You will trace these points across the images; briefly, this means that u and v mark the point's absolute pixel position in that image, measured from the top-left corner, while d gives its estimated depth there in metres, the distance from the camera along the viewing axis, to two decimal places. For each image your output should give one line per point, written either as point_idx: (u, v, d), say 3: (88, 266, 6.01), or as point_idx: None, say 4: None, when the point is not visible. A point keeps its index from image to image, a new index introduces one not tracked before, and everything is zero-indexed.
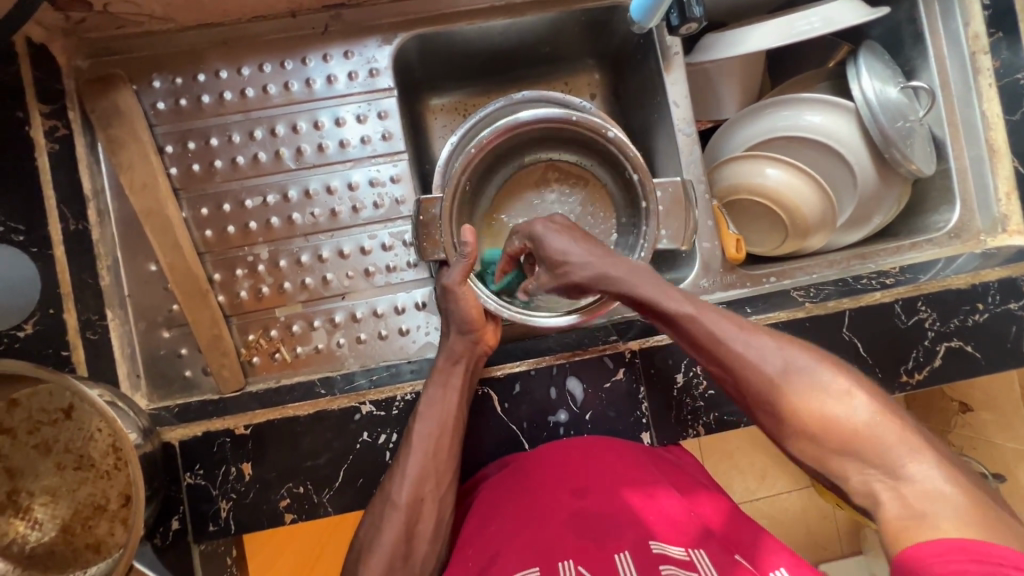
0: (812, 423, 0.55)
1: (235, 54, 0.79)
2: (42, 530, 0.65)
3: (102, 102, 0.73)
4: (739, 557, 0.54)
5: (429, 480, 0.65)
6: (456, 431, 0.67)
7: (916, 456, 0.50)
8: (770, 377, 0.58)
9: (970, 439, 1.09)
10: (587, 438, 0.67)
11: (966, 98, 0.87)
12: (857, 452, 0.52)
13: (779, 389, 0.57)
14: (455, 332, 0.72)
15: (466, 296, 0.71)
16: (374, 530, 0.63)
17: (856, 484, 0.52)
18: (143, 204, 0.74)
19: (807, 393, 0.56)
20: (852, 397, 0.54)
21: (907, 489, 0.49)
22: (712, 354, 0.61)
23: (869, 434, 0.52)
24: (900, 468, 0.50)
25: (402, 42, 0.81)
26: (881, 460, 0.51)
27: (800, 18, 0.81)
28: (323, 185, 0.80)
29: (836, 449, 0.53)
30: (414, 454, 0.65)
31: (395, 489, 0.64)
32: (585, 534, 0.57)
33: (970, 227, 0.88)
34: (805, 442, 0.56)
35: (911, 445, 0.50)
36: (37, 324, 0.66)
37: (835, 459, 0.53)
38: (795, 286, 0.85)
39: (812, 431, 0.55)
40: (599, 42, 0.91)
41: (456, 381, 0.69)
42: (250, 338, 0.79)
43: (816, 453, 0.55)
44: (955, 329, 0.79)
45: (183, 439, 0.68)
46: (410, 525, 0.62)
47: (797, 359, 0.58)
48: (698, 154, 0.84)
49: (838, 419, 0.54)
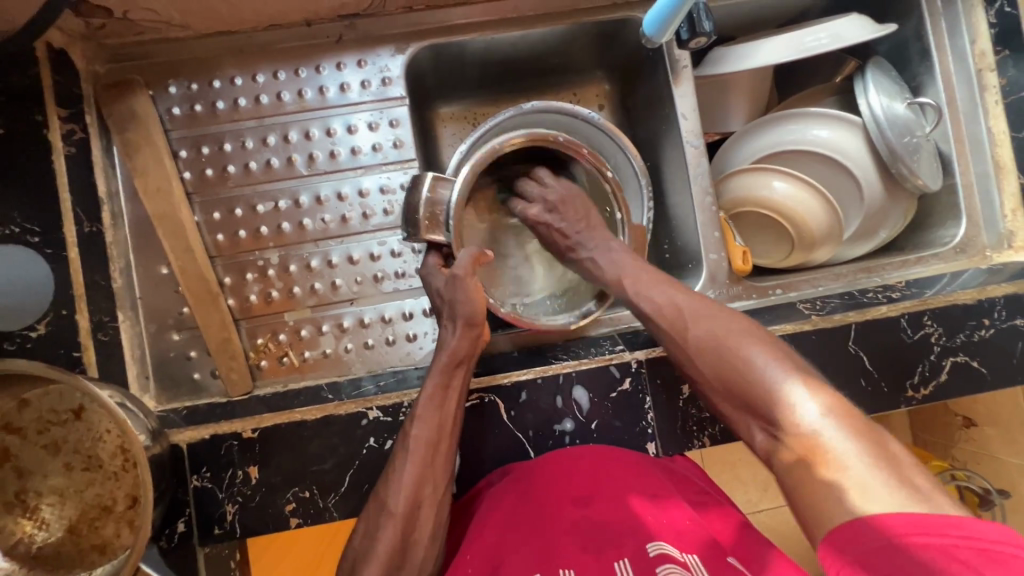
0: (725, 380, 0.61)
1: (250, 62, 0.80)
2: (49, 530, 0.65)
3: (119, 107, 0.74)
4: (733, 564, 0.54)
5: (427, 483, 0.64)
6: (452, 435, 0.67)
7: (809, 403, 0.54)
8: (695, 342, 0.64)
9: (975, 454, 1.09)
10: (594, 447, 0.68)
11: (972, 115, 0.88)
12: (759, 407, 0.58)
13: (701, 353, 0.64)
14: (461, 324, 0.70)
15: (477, 288, 0.70)
16: (370, 538, 0.61)
17: (765, 437, 0.57)
18: (156, 208, 0.75)
19: (719, 354, 0.62)
20: (764, 360, 0.59)
21: (792, 443, 0.54)
22: (648, 323, 0.70)
23: (768, 387, 0.57)
24: (788, 423, 0.54)
25: (414, 52, 0.83)
26: (775, 412, 0.56)
27: (809, 34, 0.82)
28: (334, 191, 0.81)
29: (745, 404, 0.59)
30: (412, 458, 0.64)
31: (392, 496, 0.62)
32: (587, 544, 0.57)
33: (975, 242, 0.88)
34: (723, 400, 0.62)
35: (802, 396, 0.55)
36: (49, 324, 0.67)
37: (745, 412, 0.59)
38: (801, 298, 0.85)
39: (722, 388, 0.62)
40: (608, 54, 0.92)
41: (456, 383, 0.68)
42: (258, 341, 0.79)
43: (730, 410, 0.61)
44: (960, 344, 0.79)
45: (191, 442, 0.68)
46: (406, 534, 0.61)
47: (720, 328, 0.64)
48: (705, 166, 0.85)
49: (747, 374, 0.59)
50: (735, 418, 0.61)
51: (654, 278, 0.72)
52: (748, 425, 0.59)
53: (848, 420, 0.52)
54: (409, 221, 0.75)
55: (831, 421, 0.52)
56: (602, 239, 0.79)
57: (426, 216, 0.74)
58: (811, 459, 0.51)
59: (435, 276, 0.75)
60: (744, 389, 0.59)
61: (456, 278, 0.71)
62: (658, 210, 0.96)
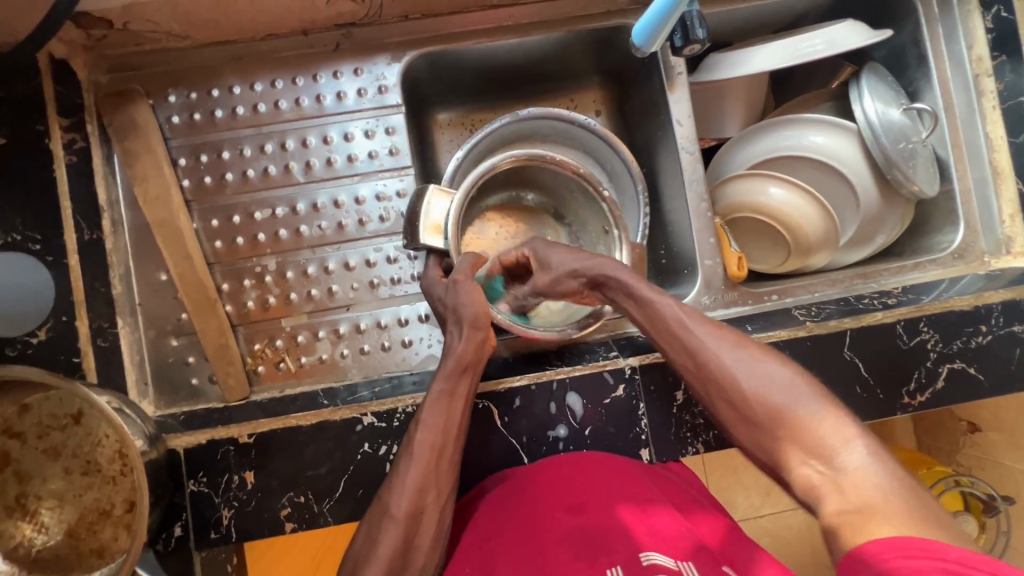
0: (761, 412, 0.59)
1: (248, 71, 0.81)
2: (48, 534, 0.66)
3: (119, 116, 0.76)
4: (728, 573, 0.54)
5: (430, 489, 0.64)
6: (457, 440, 0.67)
7: (856, 446, 0.53)
8: (728, 370, 0.61)
9: (979, 460, 1.08)
10: (588, 454, 0.68)
11: (970, 120, 0.87)
12: (801, 444, 0.56)
13: (732, 381, 0.61)
14: (467, 328, 0.70)
15: (478, 292, 0.70)
16: (369, 544, 0.61)
17: (802, 474, 0.56)
18: (155, 215, 0.76)
19: (760, 387, 0.60)
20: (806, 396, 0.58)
21: (846, 484, 0.52)
22: (678, 351, 0.65)
23: (810, 424, 0.56)
24: (841, 464, 0.53)
25: (410, 60, 0.83)
26: (825, 451, 0.54)
27: (804, 40, 0.82)
28: (331, 199, 0.82)
29: (788, 440, 0.57)
30: (416, 463, 0.64)
31: (394, 501, 0.63)
32: (578, 552, 0.57)
33: (973, 248, 0.87)
34: (760, 433, 0.59)
35: (847, 436, 0.54)
36: (50, 330, 0.69)
37: (781, 446, 0.57)
38: (796, 304, 0.85)
39: (763, 421, 0.59)
40: (604, 60, 0.93)
41: (462, 389, 0.68)
42: (256, 347, 0.80)
43: (768, 444, 0.59)
44: (957, 350, 0.78)
45: (188, 447, 0.69)
46: (409, 538, 0.61)
47: (752, 357, 0.62)
48: (700, 172, 0.85)
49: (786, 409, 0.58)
50: (774, 452, 0.58)
51: (680, 304, 0.67)
52: (788, 461, 0.57)
53: (892, 465, 0.52)
54: (409, 223, 0.75)
55: (876, 463, 0.52)
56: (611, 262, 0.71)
57: (427, 226, 0.75)
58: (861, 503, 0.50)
59: (434, 285, 0.74)
60: (790, 425, 0.57)
61: (457, 281, 0.71)
62: (654, 215, 0.96)
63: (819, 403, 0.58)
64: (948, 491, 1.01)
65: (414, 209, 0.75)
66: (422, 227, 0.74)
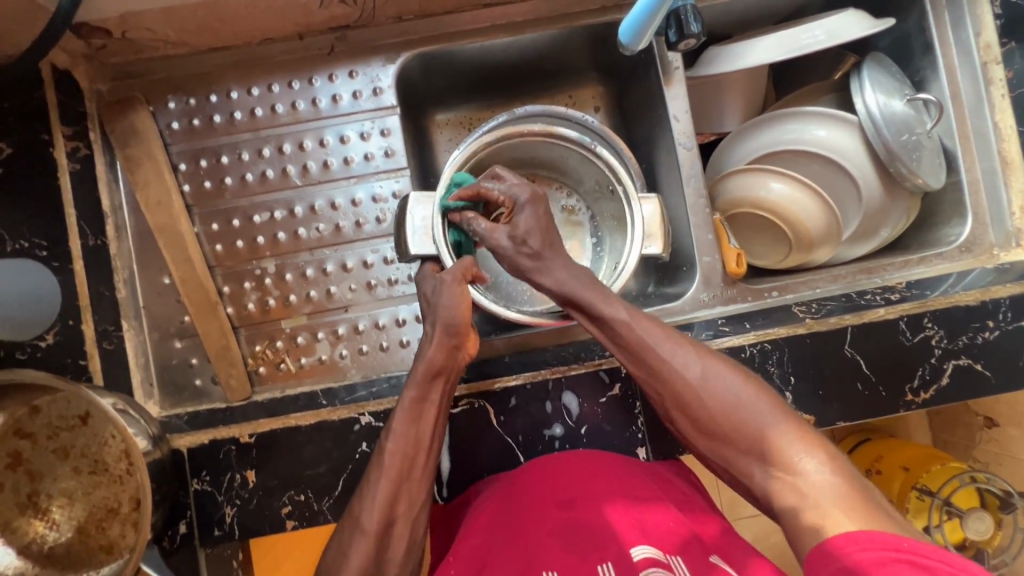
0: (726, 427, 0.61)
1: (246, 76, 0.82)
2: (59, 531, 0.68)
3: (120, 124, 0.77)
4: (715, 562, 0.55)
5: (401, 500, 0.62)
6: (429, 449, 0.66)
7: (811, 457, 0.56)
8: (694, 385, 0.63)
9: (996, 455, 1.06)
10: (570, 455, 0.68)
11: (978, 110, 0.85)
12: (760, 452, 0.58)
13: (699, 395, 0.63)
14: (440, 332, 0.69)
15: (460, 293, 0.70)
16: (340, 557, 0.59)
17: (761, 482, 0.58)
18: (157, 219, 0.77)
19: (726, 406, 0.61)
20: (763, 407, 0.60)
21: (802, 488, 0.54)
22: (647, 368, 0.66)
23: (768, 437, 0.58)
24: (796, 470, 0.56)
25: (404, 60, 0.84)
26: (784, 463, 0.57)
27: (803, 31, 0.81)
28: (327, 201, 0.83)
29: (750, 451, 0.59)
30: (386, 474, 0.63)
31: (365, 514, 0.61)
32: (568, 546, 0.58)
33: (982, 241, 0.85)
34: (725, 445, 0.61)
35: (802, 449, 0.57)
36: (58, 334, 0.71)
37: (743, 458, 0.60)
38: (797, 301, 0.83)
39: (728, 434, 0.61)
40: (601, 57, 0.92)
41: (433, 396, 0.68)
42: (257, 348, 0.82)
43: (732, 455, 0.61)
44: (963, 346, 0.77)
45: (191, 446, 0.71)
46: (380, 554, 0.59)
47: (715, 370, 0.64)
48: (699, 168, 0.84)
49: (747, 422, 0.60)
50: (735, 461, 0.61)
51: (644, 319, 0.68)
52: (749, 469, 0.59)
53: (844, 472, 0.55)
54: (398, 229, 0.76)
55: (828, 468, 0.55)
56: (598, 287, 0.70)
57: (414, 228, 0.76)
58: (811, 505, 0.53)
59: (427, 280, 0.74)
60: (750, 436, 0.59)
61: (445, 280, 0.71)
62: None
63: (778, 413, 0.60)
64: (962, 487, 0.98)
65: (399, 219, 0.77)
66: (410, 237, 0.75)
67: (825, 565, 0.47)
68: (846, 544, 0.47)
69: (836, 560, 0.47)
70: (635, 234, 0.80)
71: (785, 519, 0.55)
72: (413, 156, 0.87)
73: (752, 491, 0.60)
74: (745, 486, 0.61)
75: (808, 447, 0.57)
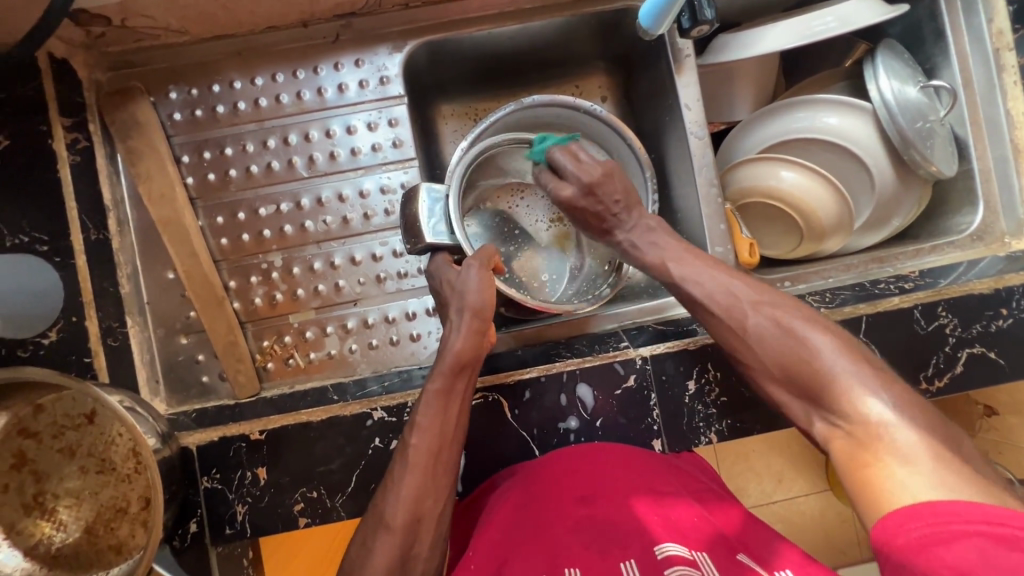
0: (785, 372, 0.62)
1: (249, 66, 0.80)
2: (66, 531, 0.66)
3: (121, 115, 0.75)
4: (743, 560, 0.54)
5: (428, 496, 0.62)
6: (455, 442, 0.65)
7: (878, 398, 0.55)
8: (752, 332, 0.65)
9: (996, 443, 1.07)
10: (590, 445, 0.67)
11: (990, 97, 0.84)
12: (822, 395, 0.59)
13: (757, 342, 0.64)
14: (468, 318, 0.69)
15: (487, 281, 0.70)
16: (364, 556, 0.58)
17: (824, 427, 0.59)
18: (160, 213, 0.75)
19: (785, 348, 0.62)
20: (824, 350, 0.60)
21: (859, 432, 0.55)
22: (700, 312, 0.69)
23: (829, 381, 0.58)
24: (854, 415, 0.56)
25: (411, 49, 0.82)
26: (844, 406, 0.57)
27: (816, 18, 0.79)
28: (335, 193, 0.81)
29: (810, 395, 0.60)
30: (412, 470, 0.62)
31: (390, 510, 0.60)
32: (590, 542, 0.57)
33: (993, 229, 0.84)
34: (783, 389, 0.63)
35: (866, 390, 0.56)
36: (61, 331, 0.68)
37: (805, 402, 0.61)
38: (810, 290, 0.83)
39: (787, 378, 0.62)
40: (609, 45, 0.91)
41: (459, 388, 0.67)
42: (264, 344, 0.80)
43: (794, 399, 0.62)
44: (977, 335, 0.77)
45: (200, 444, 0.70)
46: (406, 549, 0.58)
47: (779, 317, 0.64)
48: (711, 157, 0.83)
49: (808, 366, 0.60)
50: (795, 404, 0.62)
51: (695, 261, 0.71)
52: (808, 412, 0.61)
53: (916, 416, 0.53)
54: (409, 225, 0.75)
55: (899, 412, 0.54)
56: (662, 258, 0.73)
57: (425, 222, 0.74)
58: (873, 447, 0.53)
59: (443, 270, 0.74)
60: (808, 380, 0.60)
61: (470, 267, 0.71)
62: (663, 202, 0.95)
63: (845, 356, 0.59)
64: None
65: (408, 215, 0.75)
66: (427, 225, 0.74)
67: (899, 535, 0.45)
68: (920, 512, 0.45)
69: (912, 531, 0.44)
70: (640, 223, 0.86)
71: (841, 464, 0.55)
72: (422, 148, 0.85)
73: (813, 435, 0.61)
74: (805, 429, 0.62)
75: (875, 389, 0.56)
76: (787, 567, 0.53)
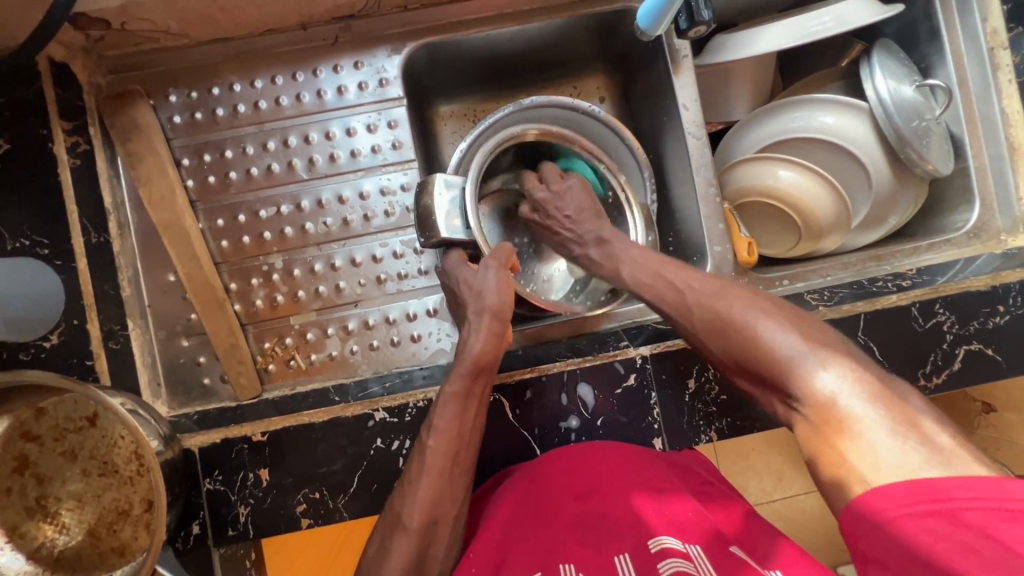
0: (737, 361, 0.61)
1: (248, 68, 0.81)
2: (69, 534, 0.67)
3: (121, 118, 0.75)
4: (736, 553, 0.55)
5: (444, 498, 0.62)
6: (471, 444, 0.65)
7: (824, 374, 0.54)
8: (701, 323, 0.65)
9: (995, 439, 1.08)
10: (599, 446, 0.67)
11: (985, 95, 0.85)
12: (774, 379, 0.58)
13: (707, 333, 0.64)
14: (488, 319, 0.69)
15: (506, 284, 0.71)
16: (383, 555, 0.59)
17: (783, 413, 0.58)
18: (161, 215, 0.76)
19: (729, 336, 0.62)
20: (769, 331, 0.59)
21: (813, 413, 0.54)
22: (657, 308, 0.70)
23: (778, 364, 0.58)
24: (807, 395, 0.54)
25: (410, 51, 0.82)
26: (796, 388, 0.56)
27: (812, 17, 0.80)
28: (335, 195, 0.82)
29: (764, 381, 0.59)
30: (427, 472, 0.62)
31: (405, 513, 0.61)
32: (586, 536, 0.58)
33: (989, 227, 0.85)
34: (743, 379, 0.62)
35: (812, 368, 0.55)
36: (63, 334, 0.69)
37: (763, 389, 0.60)
38: (808, 289, 0.83)
39: (742, 368, 0.61)
40: (607, 46, 0.91)
41: (477, 391, 0.66)
42: (265, 346, 0.80)
43: (754, 388, 0.61)
44: (974, 332, 0.77)
45: (203, 446, 0.70)
46: (422, 551, 0.59)
47: (725, 304, 0.64)
48: (708, 157, 0.84)
49: (755, 350, 0.59)
50: (757, 392, 0.61)
51: (654, 263, 0.72)
52: (769, 398, 0.59)
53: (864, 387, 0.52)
54: (423, 217, 0.76)
55: (849, 385, 0.53)
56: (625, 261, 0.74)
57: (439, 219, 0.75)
58: (827, 427, 0.52)
59: (458, 269, 0.74)
60: (758, 365, 0.59)
61: (489, 266, 0.72)
62: (662, 202, 0.95)
63: (790, 334, 0.58)
64: None
65: (421, 208, 0.76)
66: (440, 219, 0.75)
67: (864, 523, 0.46)
68: (878, 495, 0.46)
69: (873, 520, 0.45)
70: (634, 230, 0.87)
71: (806, 450, 0.54)
72: (421, 150, 0.85)
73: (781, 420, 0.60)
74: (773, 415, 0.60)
75: (822, 363, 0.55)
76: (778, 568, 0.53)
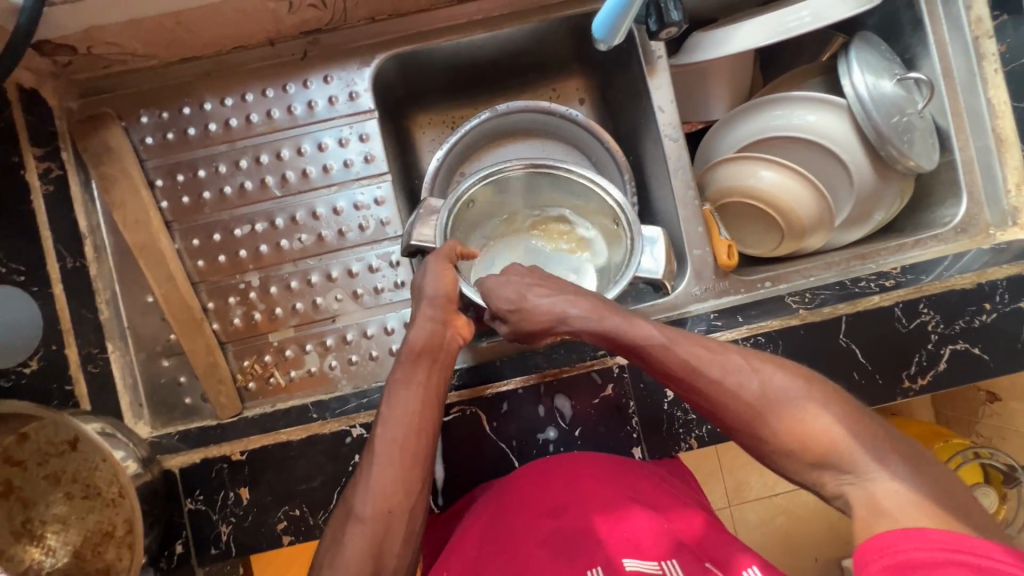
0: (785, 442, 0.52)
1: (219, 86, 0.80)
2: (56, 556, 0.68)
3: (92, 141, 0.76)
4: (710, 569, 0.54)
5: (398, 489, 0.59)
6: (430, 436, 0.63)
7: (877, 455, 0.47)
8: (739, 401, 0.54)
9: (998, 429, 1.06)
10: (563, 459, 0.67)
11: (971, 86, 0.82)
12: (828, 463, 0.50)
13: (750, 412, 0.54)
14: (427, 307, 0.69)
15: (443, 273, 0.69)
16: (336, 545, 0.57)
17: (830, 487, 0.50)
18: (135, 238, 0.76)
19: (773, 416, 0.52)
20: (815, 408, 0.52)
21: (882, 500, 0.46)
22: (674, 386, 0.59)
23: (834, 446, 0.50)
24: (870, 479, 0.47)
25: (380, 63, 0.81)
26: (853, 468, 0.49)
27: (788, 13, 0.77)
28: (308, 211, 0.82)
29: (814, 463, 0.51)
30: (379, 462, 0.61)
31: (359, 502, 0.58)
32: (559, 554, 0.58)
33: (977, 221, 0.82)
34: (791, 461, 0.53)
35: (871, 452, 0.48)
36: (42, 359, 0.71)
37: (811, 470, 0.51)
38: (791, 290, 0.81)
39: (789, 450, 0.52)
40: (583, 48, 0.89)
41: (420, 377, 0.66)
42: (245, 364, 0.81)
43: (802, 469, 0.52)
44: (960, 330, 0.76)
45: (182, 467, 0.70)
46: (379, 541, 0.56)
47: (761, 376, 0.54)
48: (686, 159, 0.82)
49: (809, 430, 0.51)
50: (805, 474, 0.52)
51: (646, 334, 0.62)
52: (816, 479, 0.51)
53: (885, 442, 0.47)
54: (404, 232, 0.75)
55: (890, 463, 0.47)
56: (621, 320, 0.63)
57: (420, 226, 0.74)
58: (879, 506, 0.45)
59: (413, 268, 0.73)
60: (814, 449, 0.50)
61: (428, 260, 0.70)
62: (642, 204, 0.94)
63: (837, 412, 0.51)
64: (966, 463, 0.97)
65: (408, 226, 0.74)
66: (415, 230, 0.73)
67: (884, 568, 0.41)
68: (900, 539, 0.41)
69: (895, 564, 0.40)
70: (640, 257, 0.72)
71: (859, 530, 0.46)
72: (394, 162, 0.85)
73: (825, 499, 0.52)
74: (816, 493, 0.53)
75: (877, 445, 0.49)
76: (752, 566, 0.54)
